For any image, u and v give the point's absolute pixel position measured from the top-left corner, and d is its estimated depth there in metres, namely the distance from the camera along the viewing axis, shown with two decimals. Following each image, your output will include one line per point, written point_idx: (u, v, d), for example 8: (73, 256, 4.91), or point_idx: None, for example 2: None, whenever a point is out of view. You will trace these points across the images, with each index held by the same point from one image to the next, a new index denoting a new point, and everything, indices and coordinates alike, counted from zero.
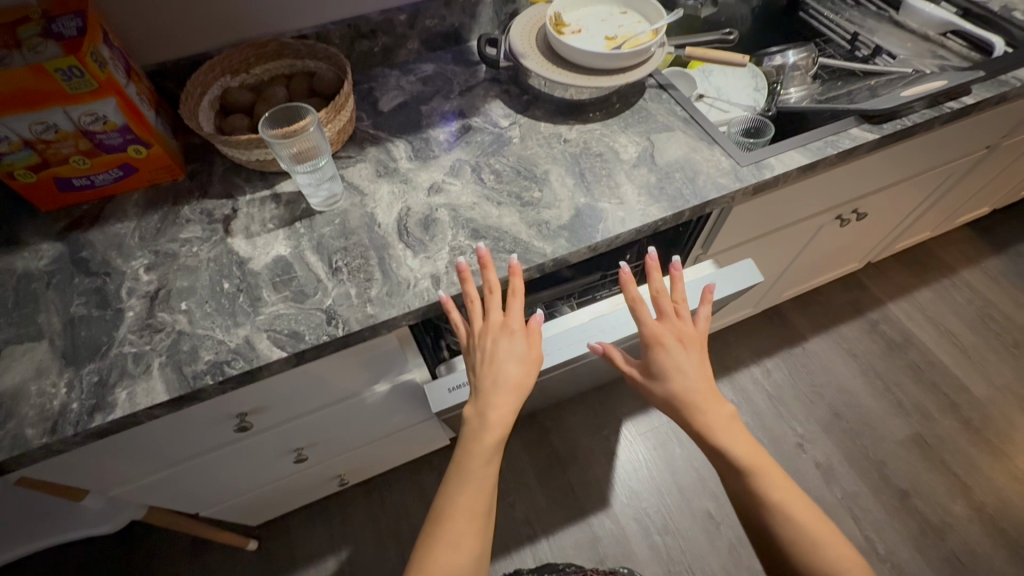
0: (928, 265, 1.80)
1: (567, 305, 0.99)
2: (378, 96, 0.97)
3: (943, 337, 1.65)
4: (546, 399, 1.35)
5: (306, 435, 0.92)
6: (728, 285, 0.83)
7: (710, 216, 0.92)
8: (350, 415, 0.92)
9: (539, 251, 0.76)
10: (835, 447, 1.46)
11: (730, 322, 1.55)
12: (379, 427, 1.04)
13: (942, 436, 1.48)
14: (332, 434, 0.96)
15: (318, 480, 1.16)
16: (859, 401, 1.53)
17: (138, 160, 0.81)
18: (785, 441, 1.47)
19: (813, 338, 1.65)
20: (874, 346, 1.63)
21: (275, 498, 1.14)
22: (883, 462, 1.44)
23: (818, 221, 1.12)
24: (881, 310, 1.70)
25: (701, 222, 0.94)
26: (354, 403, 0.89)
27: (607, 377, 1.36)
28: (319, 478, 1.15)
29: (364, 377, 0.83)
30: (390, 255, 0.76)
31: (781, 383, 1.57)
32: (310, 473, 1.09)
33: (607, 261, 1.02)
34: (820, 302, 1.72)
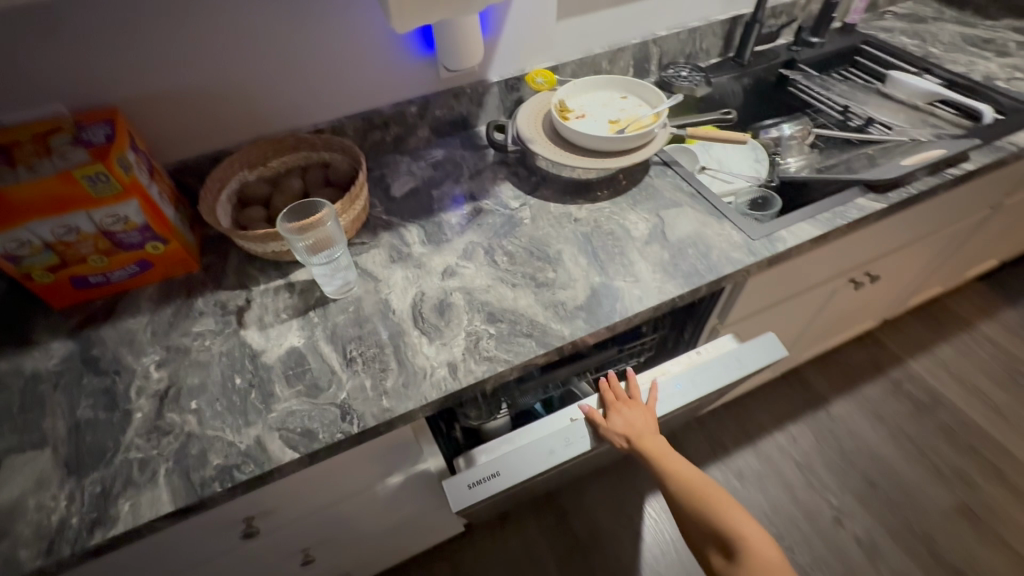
0: (944, 320, 1.77)
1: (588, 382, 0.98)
2: (390, 182, 1.00)
3: (971, 395, 1.59)
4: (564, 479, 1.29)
5: (314, 534, 0.87)
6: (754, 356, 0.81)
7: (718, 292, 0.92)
8: (360, 510, 0.87)
9: (557, 333, 0.74)
10: (875, 520, 1.37)
11: (749, 387, 1.50)
12: (388, 520, 0.98)
13: (989, 505, 1.39)
14: (342, 531, 0.90)
15: None
16: (894, 468, 1.45)
17: (155, 256, 0.82)
18: (821, 515, 1.38)
19: (837, 401, 1.59)
20: (901, 407, 1.57)
21: None
22: (930, 537, 1.34)
23: (832, 286, 1.11)
24: (902, 368, 1.66)
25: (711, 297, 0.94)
26: (366, 500, 0.85)
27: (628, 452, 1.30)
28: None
29: (379, 471, 0.79)
30: (406, 343, 0.74)
31: (808, 450, 1.49)
32: (316, 573, 1.02)
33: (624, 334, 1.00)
34: (839, 362, 1.67)
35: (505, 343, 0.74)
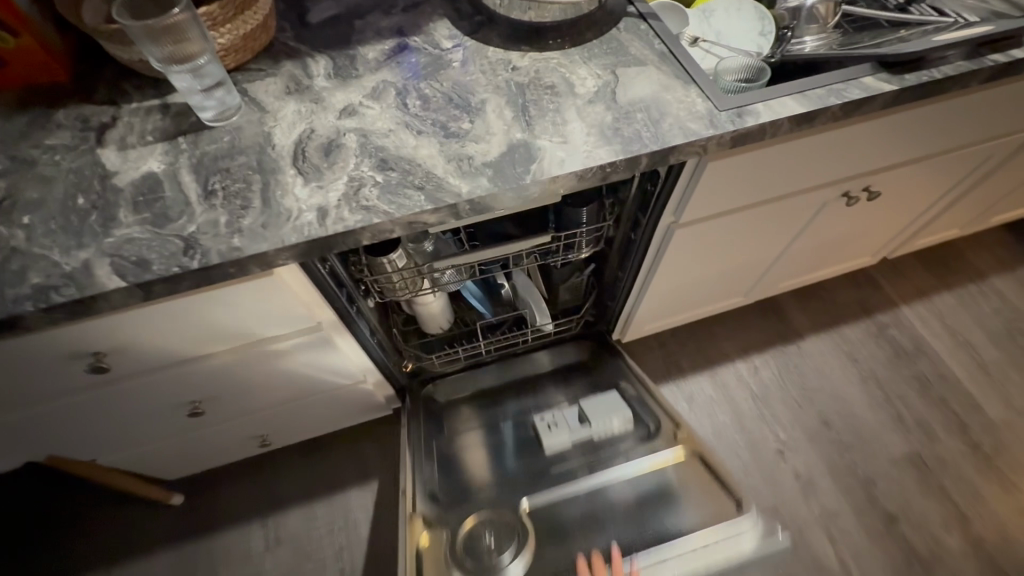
0: (952, 269, 1.60)
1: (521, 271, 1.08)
2: (309, 6, 0.83)
3: (958, 349, 1.47)
4: (499, 376, 1.26)
5: (198, 384, 0.82)
6: (752, 562, 0.81)
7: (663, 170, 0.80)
8: (248, 366, 0.83)
9: (452, 189, 0.63)
10: (818, 457, 1.32)
11: (718, 310, 1.39)
12: (292, 385, 0.94)
13: (943, 457, 1.32)
14: (233, 385, 0.86)
15: (235, 437, 1.07)
16: (853, 410, 1.38)
17: (7, 52, 0.68)
18: (764, 446, 1.33)
19: (810, 338, 1.49)
20: (878, 351, 1.47)
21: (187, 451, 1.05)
22: (871, 480, 1.29)
23: (820, 196, 0.96)
24: (891, 313, 1.53)
25: (653, 176, 0.83)
26: (250, 353, 0.80)
27: (568, 357, 1.27)
28: (236, 436, 1.06)
29: (254, 324, 0.73)
30: (277, 182, 0.63)
31: (768, 382, 1.42)
32: (220, 427, 1.00)
33: (564, 217, 0.87)
34: (824, 300, 1.54)
35: (389, 193, 0.62)
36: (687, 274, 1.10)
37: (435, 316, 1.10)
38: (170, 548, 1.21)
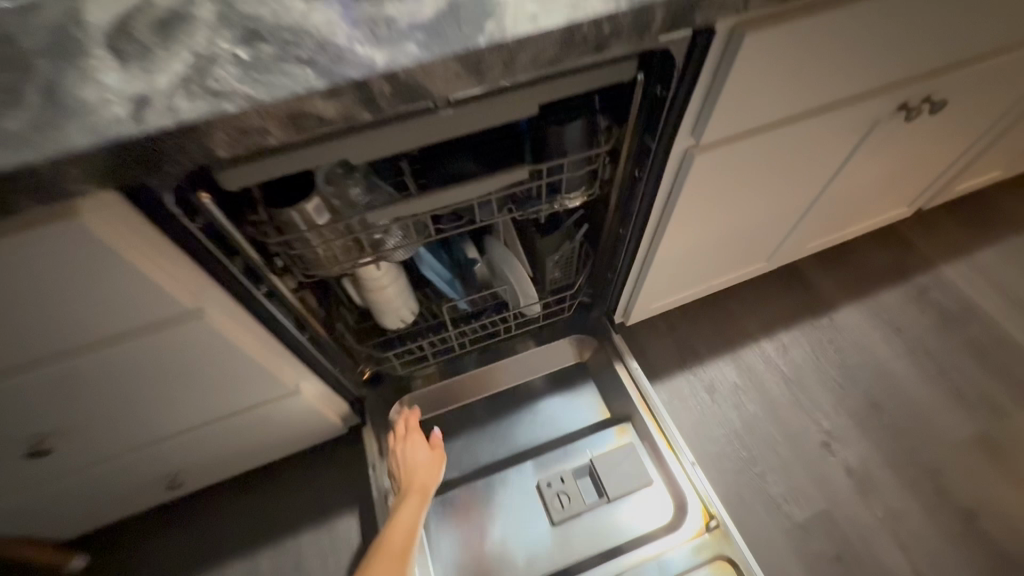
0: (991, 219, 1.38)
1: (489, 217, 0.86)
2: None
3: (1013, 308, 1.26)
4: (479, 382, 1.05)
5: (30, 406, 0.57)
6: None
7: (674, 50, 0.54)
8: (105, 375, 0.58)
9: (358, 59, 0.39)
10: (870, 446, 1.09)
11: (738, 280, 1.16)
12: (191, 401, 0.70)
13: (1017, 436, 1.10)
14: (89, 402, 0.61)
15: (132, 477, 0.81)
16: (904, 388, 1.16)
17: None
18: (805, 439, 1.10)
19: (843, 307, 1.26)
20: (922, 317, 1.25)
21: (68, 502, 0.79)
22: (937, 470, 1.07)
23: (875, 107, 0.74)
24: (932, 272, 1.31)
25: (666, 60, 0.56)
26: (100, 356, 0.56)
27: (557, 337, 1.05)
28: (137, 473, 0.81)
29: (84, 303, 0.49)
30: (74, 67, 0.39)
31: (800, 362, 1.19)
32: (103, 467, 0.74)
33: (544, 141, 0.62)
34: (852, 263, 1.33)
35: (252, 69, 0.38)
36: (706, 228, 0.87)
37: (396, 307, 0.86)
38: None
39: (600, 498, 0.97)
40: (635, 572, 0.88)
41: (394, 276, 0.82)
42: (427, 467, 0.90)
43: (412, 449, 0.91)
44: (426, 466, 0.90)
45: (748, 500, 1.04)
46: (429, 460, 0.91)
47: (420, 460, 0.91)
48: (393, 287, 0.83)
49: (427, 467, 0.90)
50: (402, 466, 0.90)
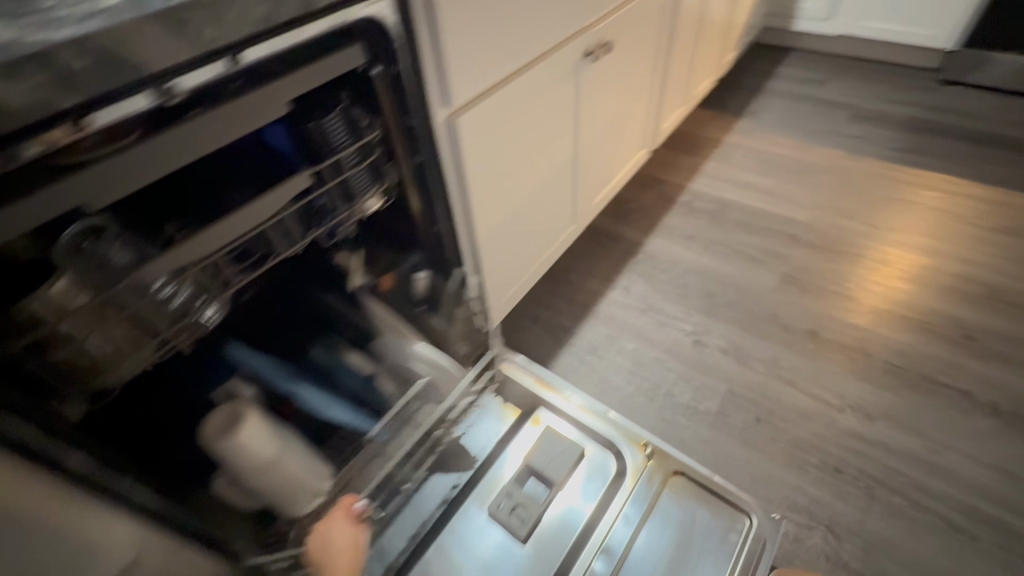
0: (700, 145, 1.79)
1: (335, 301, 0.80)
2: None
3: (747, 189, 1.62)
4: None
5: None
6: None
7: (386, 21, 0.61)
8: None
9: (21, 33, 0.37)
10: (726, 325, 1.25)
11: (561, 249, 1.28)
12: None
13: (803, 266, 1.37)
14: None
15: None
16: (719, 273, 1.37)
17: None
18: (680, 345, 1.21)
19: (648, 241, 1.47)
20: (700, 221, 1.52)
21: None
22: (775, 315, 1.26)
23: (567, 56, 0.93)
24: (687, 191, 1.62)
25: (381, 33, 0.61)
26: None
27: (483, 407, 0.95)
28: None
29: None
30: None
31: (643, 293, 1.33)
32: None
33: (310, 143, 0.62)
34: (635, 208, 1.57)
35: None
36: (505, 199, 0.95)
37: (296, 479, 0.73)
38: None
39: (549, 490, 0.85)
40: (607, 539, 0.79)
41: (279, 446, 0.71)
42: (348, 546, 0.74)
43: (334, 525, 0.74)
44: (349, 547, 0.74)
45: (672, 419, 1.08)
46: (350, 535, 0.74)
47: (341, 539, 0.74)
48: (289, 456, 0.71)
49: (349, 547, 0.74)
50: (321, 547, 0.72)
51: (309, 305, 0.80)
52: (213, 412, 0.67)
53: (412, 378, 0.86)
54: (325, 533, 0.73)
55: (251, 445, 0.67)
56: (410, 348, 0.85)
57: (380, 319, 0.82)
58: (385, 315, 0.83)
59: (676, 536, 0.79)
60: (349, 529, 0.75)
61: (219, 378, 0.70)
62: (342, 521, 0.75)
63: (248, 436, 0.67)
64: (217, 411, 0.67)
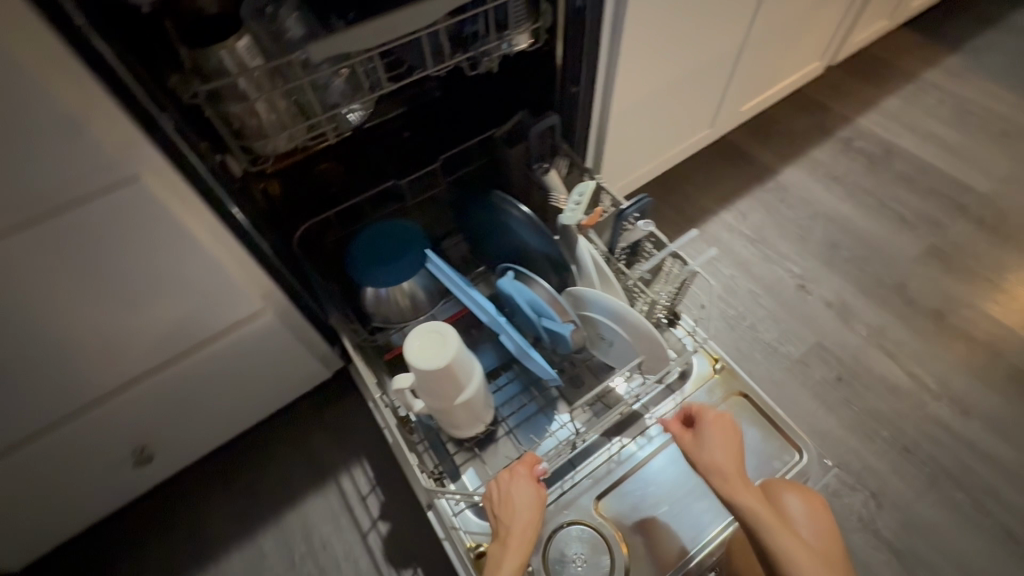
0: (887, 75, 1.50)
1: (522, 218, 0.75)
2: None
3: (926, 140, 1.37)
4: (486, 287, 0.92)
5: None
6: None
7: None
8: (29, 270, 0.49)
9: None
10: (841, 279, 1.14)
11: (687, 154, 1.19)
12: (148, 316, 0.61)
13: (959, 242, 1.19)
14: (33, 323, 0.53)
15: (101, 443, 0.72)
16: (854, 225, 1.23)
17: None
18: (782, 286, 1.13)
19: (784, 170, 1.32)
20: (853, 164, 1.33)
21: (35, 485, 0.70)
22: (902, 285, 1.13)
23: None
24: (850, 126, 1.41)
25: None
26: (26, 240, 0.47)
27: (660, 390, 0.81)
28: (93, 442, 0.71)
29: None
30: None
31: (760, 223, 1.23)
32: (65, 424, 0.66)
33: None
34: (782, 131, 1.40)
35: None
36: (648, 77, 0.87)
37: (473, 412, 0.69)
38: None
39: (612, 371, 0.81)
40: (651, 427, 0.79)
41: (467, 381, 0.65)
42: (531, 513, 0.63)
43: (517, 488, 0.65)
44: (530, 512, 0.63)
45: (748, 352, 1.05)
46: (534, 501, 0.64)
47: (521, 501, 0.64)
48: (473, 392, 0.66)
49: (532, 515, 0.63)
50: (501, 502, 0.64)
51: (497, 212, 0.78)
52: (410, 335, 0.63)
53: (604, 339, 0.72)
54: (509, 489, 0.65)
55: (456, 374, 0.63)
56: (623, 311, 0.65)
57: (585, 260, 0.71)
58: (592, 256, 0.71)
59: None
60: (533, 496, 0.64)
61: (406, 270, 0.74)
62: (526, 485, 0.65)
63: (455, 366, 0.62)
64: (419, 329, 0.63)
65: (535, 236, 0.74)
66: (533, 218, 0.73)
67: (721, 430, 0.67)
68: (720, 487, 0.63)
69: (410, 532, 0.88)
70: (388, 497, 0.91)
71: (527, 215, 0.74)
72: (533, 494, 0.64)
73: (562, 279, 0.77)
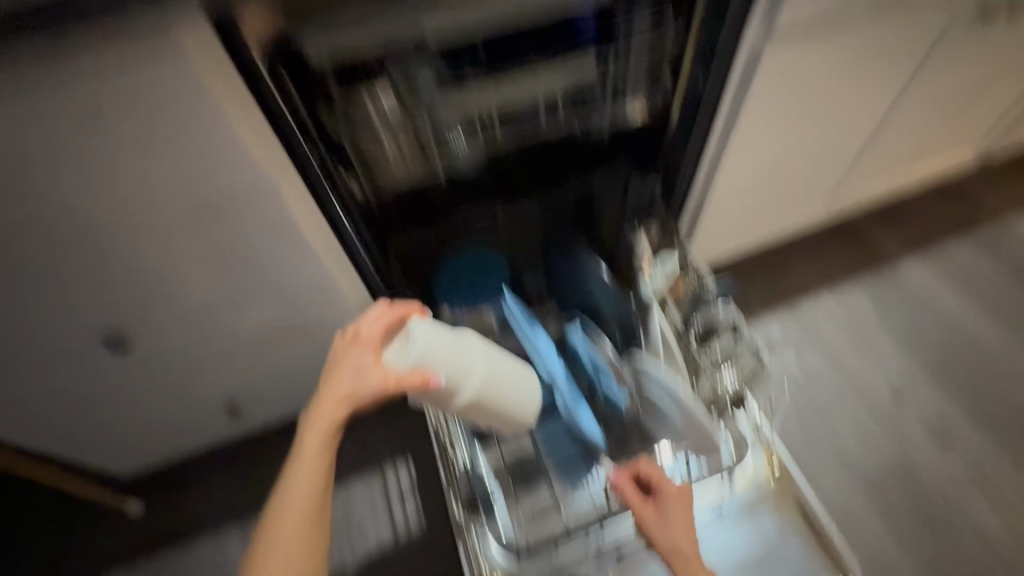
0: None
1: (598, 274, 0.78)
2: None
3: None
4: None
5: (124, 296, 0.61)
6: None
7: None
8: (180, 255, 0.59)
9: None
10: (944, 397, 1.03)
11: (795, 225, 1.12)
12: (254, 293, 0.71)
13: None
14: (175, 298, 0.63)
15: (203, 399, 0.84)
16: (977, 338, 1.09)
17: None
18: (873, 390, 1.04)
19: (906, 261, 1.20)
20: (993, 270, 1.18)
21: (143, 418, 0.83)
22: (1020, 420, 1.00)
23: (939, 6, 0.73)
24: (1001, 224, 1.24)
25: None
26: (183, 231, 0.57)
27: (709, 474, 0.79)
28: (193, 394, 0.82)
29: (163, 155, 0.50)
30: None
31: (862, 314, 1.13)
32: (176, 378, 0.77)
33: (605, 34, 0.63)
34: (914, 216, 1.26)
35: None
36: (760, 151, 0.85)
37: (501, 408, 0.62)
38: (127, 565, 0.95)
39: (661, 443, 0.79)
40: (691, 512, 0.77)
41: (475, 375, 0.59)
42: (351, 377, 0.55)
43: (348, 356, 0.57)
44: (349, 376, 0.55)
45: (815, 450, 0.98)
46: (358, 364, 0.56)
47: (347, 364, 0.56)
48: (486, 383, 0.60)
49: (351, 379, 0.55)
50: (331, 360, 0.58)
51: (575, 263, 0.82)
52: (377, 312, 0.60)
53: (658, 412, 0.69)
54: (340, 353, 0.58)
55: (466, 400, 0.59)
56: (677, 389, 0.64)
57: (655, 332, 0.72)
58: (662, 330, 0.71)
59: (756, 554, 0.76)
60: (363, 360, 0.56)
61: (485, 299, 0.82)
62: (358, 348, 0.57)
63: (458, 394, 0.59)
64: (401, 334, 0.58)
65: (608, 295, 0.78)
66: (609, 278, 0.76)
67: (682, 505, 0.70)
68: (680, 565, 0.66)
69: (438, 536, 0.94)
70: (425, 498, 0.97)
71: (604, 274, 0.78)
72: (364, 358, 0.56)
73: (627, 340, 0.78)
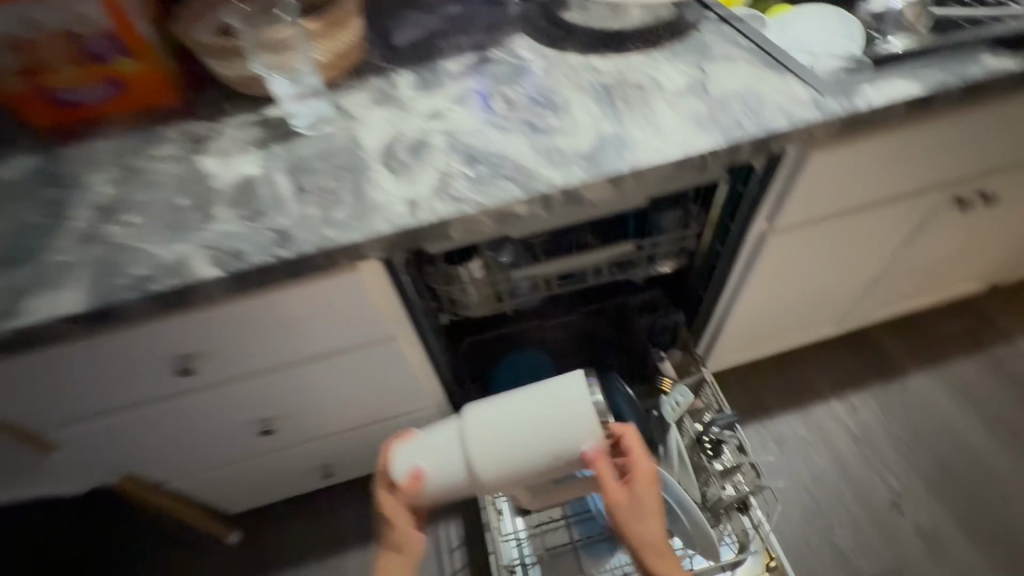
0: None
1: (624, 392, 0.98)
2: (393, 32, 0.86)
3: None
4: None
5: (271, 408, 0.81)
6: None
7: (756, 169, 0.74)
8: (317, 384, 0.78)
9: (546, 178, 0.61)
10: (941, 510, 1.13)
11: (809, 339, 1.25)
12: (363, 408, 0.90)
13: None
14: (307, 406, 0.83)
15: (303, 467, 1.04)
16: (977, 456, 1.20)
17: (127, 76, 0.75)
18: (875, 497, 1.15)
19: (914, 374, 1.31)
20: (998, 390, 1.28)
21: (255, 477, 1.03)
22: (1012, 538, 1.10)
23: (933, 199, 0.86)
24: (1008, 345, 1.34)
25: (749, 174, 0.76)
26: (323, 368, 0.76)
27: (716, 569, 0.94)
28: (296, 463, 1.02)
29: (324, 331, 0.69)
30: (366, 177, 0.64)
31: (870, 423, 1.25)
32: (289, 453, 0.97)
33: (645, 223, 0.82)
34: (926, 331, 1.37)
35: (477, 182, 0.61)
36: (775, 297, 1.00)
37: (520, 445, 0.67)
38: None
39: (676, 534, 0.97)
40: None
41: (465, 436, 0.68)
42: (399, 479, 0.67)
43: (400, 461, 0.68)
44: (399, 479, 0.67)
45: (816, 549, 1.11)
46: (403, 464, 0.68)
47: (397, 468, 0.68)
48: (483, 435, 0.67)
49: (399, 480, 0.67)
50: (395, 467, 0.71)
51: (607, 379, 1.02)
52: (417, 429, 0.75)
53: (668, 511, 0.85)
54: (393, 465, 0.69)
55: (493, 464, 0.65)
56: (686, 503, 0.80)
57: (672, 448, 0.89)
58: (679, 448, 0.88)
59: None
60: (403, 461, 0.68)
61: None
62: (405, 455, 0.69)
63: (477, 464, 0.65)
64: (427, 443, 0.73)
65: (632, 410, 0.97)
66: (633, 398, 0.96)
67: (650, 489, 0.63)
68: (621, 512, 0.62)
69: None
70: (470, 557, 1.15)
71: (629, 393, 0.97)
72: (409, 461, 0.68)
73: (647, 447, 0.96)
